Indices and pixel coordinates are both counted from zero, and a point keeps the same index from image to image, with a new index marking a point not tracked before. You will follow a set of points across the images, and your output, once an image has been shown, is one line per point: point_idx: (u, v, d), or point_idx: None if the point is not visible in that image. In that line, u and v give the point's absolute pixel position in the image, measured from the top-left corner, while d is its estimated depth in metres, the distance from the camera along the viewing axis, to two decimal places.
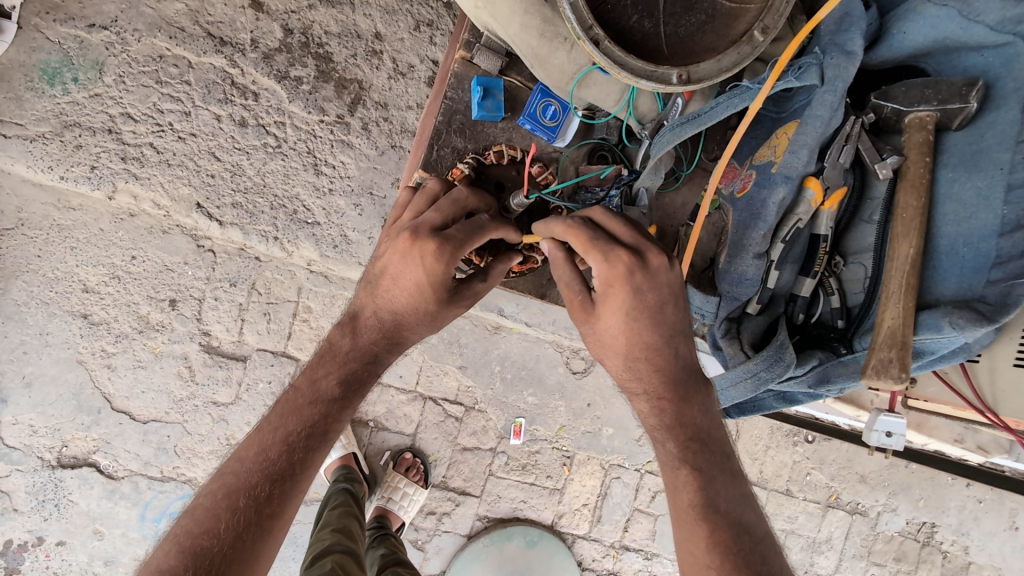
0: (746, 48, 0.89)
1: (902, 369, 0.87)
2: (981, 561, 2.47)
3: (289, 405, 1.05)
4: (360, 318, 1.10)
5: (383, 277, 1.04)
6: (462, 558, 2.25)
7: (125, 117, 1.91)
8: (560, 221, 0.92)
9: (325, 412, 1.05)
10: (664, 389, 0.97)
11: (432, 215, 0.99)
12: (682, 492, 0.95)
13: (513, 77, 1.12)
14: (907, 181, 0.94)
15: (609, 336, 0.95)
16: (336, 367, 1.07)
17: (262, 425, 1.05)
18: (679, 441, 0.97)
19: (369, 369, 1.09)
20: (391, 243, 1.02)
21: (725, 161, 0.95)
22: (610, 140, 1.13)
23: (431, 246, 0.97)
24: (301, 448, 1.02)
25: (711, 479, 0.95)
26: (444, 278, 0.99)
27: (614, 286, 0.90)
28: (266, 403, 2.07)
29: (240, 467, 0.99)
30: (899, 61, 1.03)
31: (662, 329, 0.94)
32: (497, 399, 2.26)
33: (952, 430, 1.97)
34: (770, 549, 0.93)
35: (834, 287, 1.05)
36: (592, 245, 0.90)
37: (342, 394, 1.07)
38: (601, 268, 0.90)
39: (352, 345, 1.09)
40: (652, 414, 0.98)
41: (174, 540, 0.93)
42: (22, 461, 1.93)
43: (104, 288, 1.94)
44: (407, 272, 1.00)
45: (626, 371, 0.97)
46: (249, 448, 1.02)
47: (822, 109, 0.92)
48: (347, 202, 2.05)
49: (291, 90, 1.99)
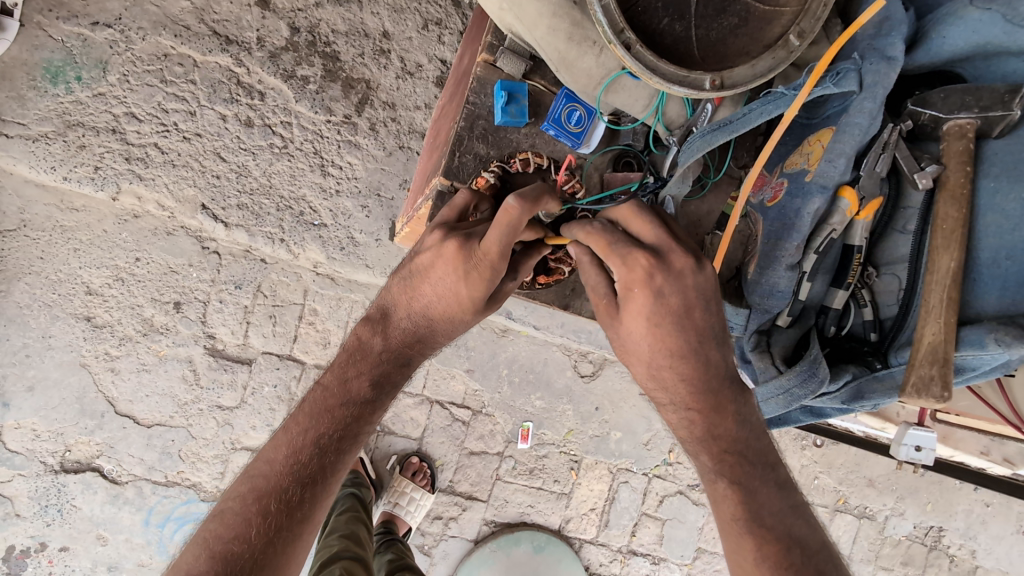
0: (782, 53, 0.86)
1: (944, 388, 0.84)
2: (988, 565, 2.44)
3: (319, 406, 1.02)
4: (392, 316, 1.06)
5: (420, 280, 1.01)
6: (469, 564, 2.22)
7: (129, 117, 1.88)
8: (579, 228, 0.92)
9: (357, 414, 1.03)
10: (692, 398, 0.94)
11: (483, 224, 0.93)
12: (723, 506, 0.92)
13: (537, 82, 1.09)
14: (947, 190, 0.90)
15: (633, 342, 0.93)
16: (368, 367, 1.05)
17: (290, 425, 1.01)
18: (712, 454, 0.94)
19: (400, 371, 1.08)
20: (432, 250, 0.97)
21: (757, 170, 0.92)
22: (636, 146, 1.09)
23: (473, 260, 0.92)
24: (333, 451, 1.00)
25: (753, 492, 0.92)
26: (487, 293, 0.96)
27: (634, 290, 0.88)
28: (272, 407, 2.04)
29: (270, 470, 0.96)
30: (935, 66, 1.00)
31: (689, 334, 0.90)
32: (506, 403, 2.23)
33: (979, 443, 2.07)
34: (828, 561, 0.88)
35: (867, 299, 1.02)
36: (612, 249, 0.89)
37: (374, 396, 1.05)
38: (619, 272, 0.89)
39: (382, 345, 1.06)
40: (682, 425, 0.97)
41: (202, 546, 0.90)
42: (24, 466, 1.90)
43: (108, 291, 1.91)
44: (447, 281, 0.97)
45: (651, 379, 0.95)
46: (278, 449, 0.98)
47: (860, 117, 0.89)
48: (354, 204, 2.02)
49: (298, 89, 1.96)
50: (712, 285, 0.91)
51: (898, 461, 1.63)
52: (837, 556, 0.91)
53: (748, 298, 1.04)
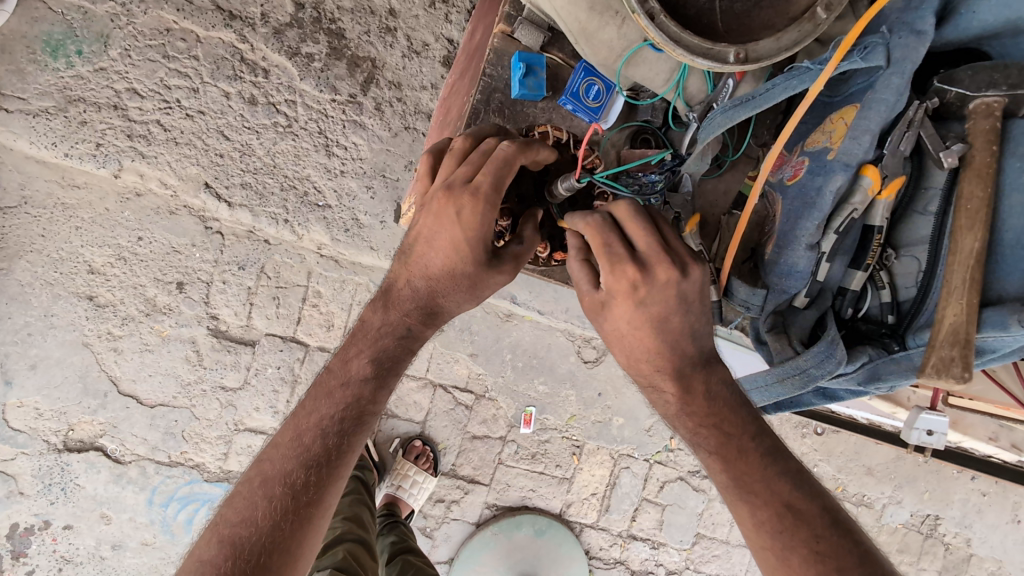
0: (808, 26, 0.82)
1: (965, 368, 0.82)
2: (982, 553, 2.47)
3: (322, 388, 1.00)
4: (395, 292, 1.02)
5: (416, 243, 0.97)
6: (471, 546, 2.23)
7: (131, 93, 1.84)
8: (579, 219, 0.89)
9: (359, 394, 0.99)
10: (667, 381, 0.93)
11: (461, 167, 0.91)
12: (714, 475, 0.92)
13: (555, 54, 1.07)
14: (973, 170, 0.89)
15: (614, 337, 0.92)
16: (368, 346, 1.02)
17: (297, 411, 1.00)
18: (689, 427, 0.93)
19: (403, 345, 1.03)
20: (423, 206, 0.94)
21: (778, 147, 0.91)
22: (655, 122, 1.07)
23: (464, 197, 0.88)
24: (336, 434, 0.97)
25: (735, 461, 0.90)
26: (484, 233, 0.90)
27: (618, 298, 0.88)
28: (275, 389, 2.04)
29: (275, 455, 0.96)
30: (962, 43, 0.98)
31: (668, 337, 0.90)
32: (509, 387, 2.23)
33: (989, 430, 2.14)
34: (825, 526, 0.85)
35: (885, 281, 1.00)
36: (604, 249, 0.87)
37: (374, 373, 1.01)
38: (606, 277, 0.87)
39: (384, 321, 1.02)
40: (660, 404, 0.95)
41: (215, 529, 0.92)
42: (27, 445, 1.89)
43: (110, 270, 1.89)
44: (441, 231, 0.92)
45: (628, 367, 0.95)
46: (284, 435, 0.97)
47: (887, 93, 0.88)
48: (359, 185, 2.01)
49: (302, 67, 1.93)
50: (697, 290, 0.89)
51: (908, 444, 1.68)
52: (844, 521, 0.87)
53: (764, 279, 1.03)
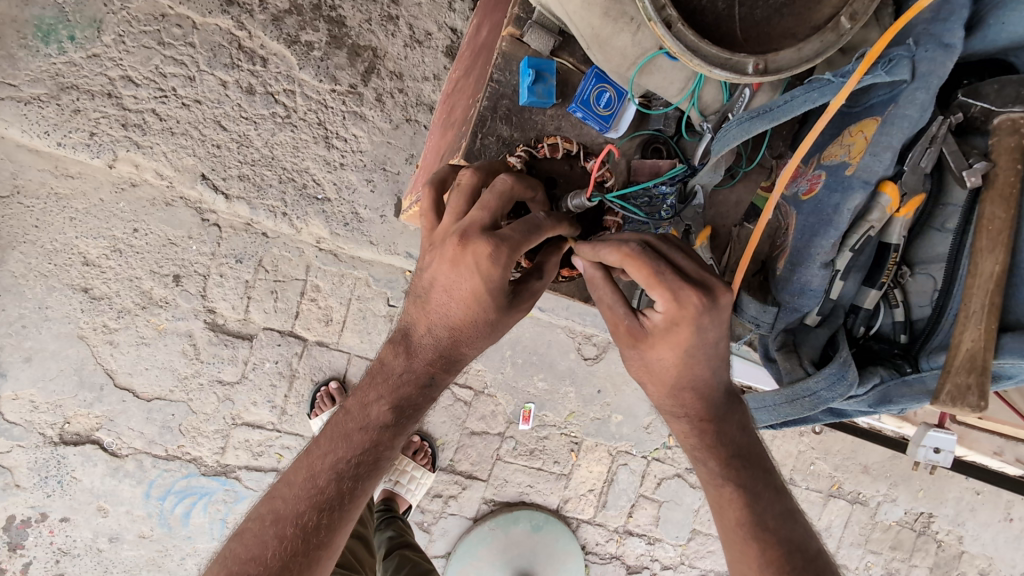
0: (831, 36, 0.79)
1: (981, 396, 0.83)
2: (974, 551, 2.48)
3: (338, 429, 0.95)
4: (412, 335, 0.97)
5: (431, 290, 0.91)
6: (468, 541, 2.23)
7: (125, 81, 1.80)
8: (614, 251, 0.82)
9: (377, 440, 0.95)
10: (705, 409, 0.92)
11: (477, 212, 0.85)
12: (728, 512, 0.91)
13: (565, 59, 1.04)
14: (995, 190, 0.87)
15: (659, 370, 0.89)
16: (389, 391, 0.96)
17: (311, 448, 0.95)
18: (720, 460, 0.93)
19: (424, 395, 0.98)
20: (436, 252, 0.88)
21: (796, 160, 0.91)
22: (667, 131, 1.04)
23: (485, 250, 0.83)
24: (351, 477, 0.92)
25: (757, 496, 0.92)
26: (504, 280, 0.86)
27: (681, 324, 0.83)
28: (273, 383, 2.02)
29: (287, 492, 0.91)
30: (989, 53, 0.95)
31: (714, 362, 0.89)
32: (508, 383, 2.21)
33: (993, 443, 2.12)
34: (824, 566, 0.88)
35: (899, 300, 1.02)
36: (657, 279, 0.81)
37: (394, 420, 0.96)
38: (670, 306, 0.81)
39: (406, 366, 0.96)
40: (692, 435, 0.94)
41: (222, 564, 0.88)
42: (23, 438, 1.88)
43: (105, 262, 1.86)
44: (460, 280, 0.87)
45: (669, 398, 0.92)
46: (297, 472, 0.93)
47: (911, 108, 0.85)
48: (359, 177, 1.97)
49: (302, 56, 1.89)
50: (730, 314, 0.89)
51: (917, 461, 1.93)
52: (831, 564, 0.90)
53: (777, 296, 1.03)
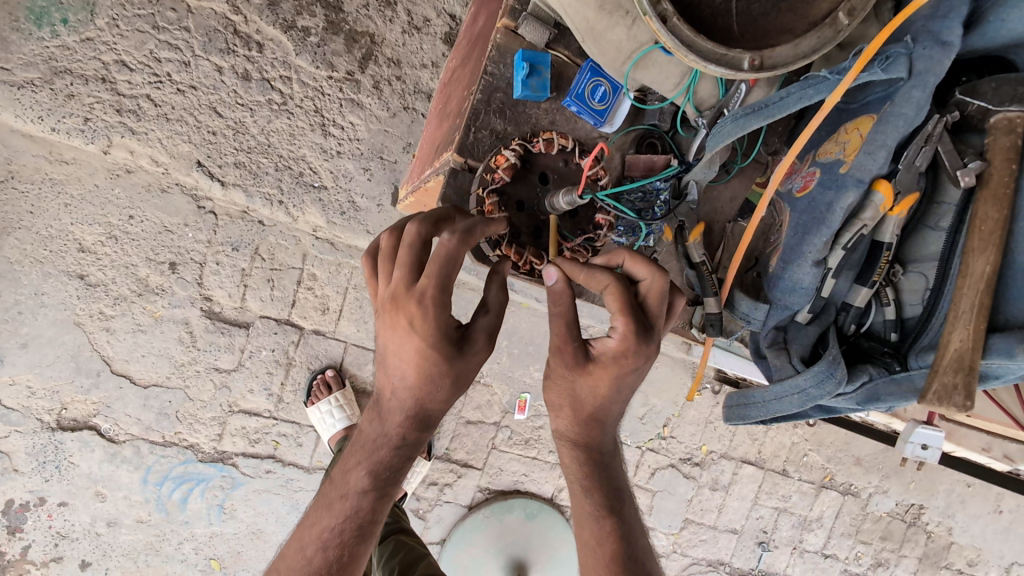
0: (828, 32, 0.78)
1: (967, 397, 0.84)
2: (962, 542, 2.51)
3: (325, 500, 0.95)
4: (383, 400, 0.92)
5: (384, 360, 0.89)
6: (463, 528, 2.26)
7: (119, 65, 1.78)
8: (608, 274, 0.85)
9: (358, 508, 0.92)
10: (594, 445, 0.94)
11: (397, 274, 0.84)
12: (605, 544, 0.90)
13: (560, 52, 1.03)
14: (989, 190, 0.87)
15: (584, 399, 0.91)
16: (365, 457, 0.93)
17: (305, 522, 0.96)
18: (601, 492, 0.93)
19: (400, 454, 0.93)
20: (378, 320, 0.87)
21: (790, 157, 0.92)
22: (662, 126, 1.05)
23: (414, 310, 0.82)
24: (335, 545, 0.91)
25: (629, 531, 0.93)
26: (440, 329, 0.83)
27: (625, 357, 0.87)
28: (270, 371, 2.03)
29: (286, 563, 0.92)
30: (988, 50, 0.94)
31: (623, 397, 0.93)
32: (504, 373, 2.22)
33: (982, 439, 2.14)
34: None
35: (891, 297, 1.03)
36: (627, 310, 0.85)
37: (372, 485, 0.92)
38: (626, 337, 0.85)
39: (379, 433, 0.92)
40: (579, 466, 0.94)
41: None
42: (21, 423, 1.89)
43: (101, 248, 1.85)
44: (402, 344, 0.85)
45: (574, 428, 0.94)
46: (293, 546, 0.94)
47: (907, 106, 0.85)
48: (356, 166, 1.96)
49: (298, 41, 1.87)
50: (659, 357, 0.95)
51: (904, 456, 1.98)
52: None
53: (768, 294, 1.05)
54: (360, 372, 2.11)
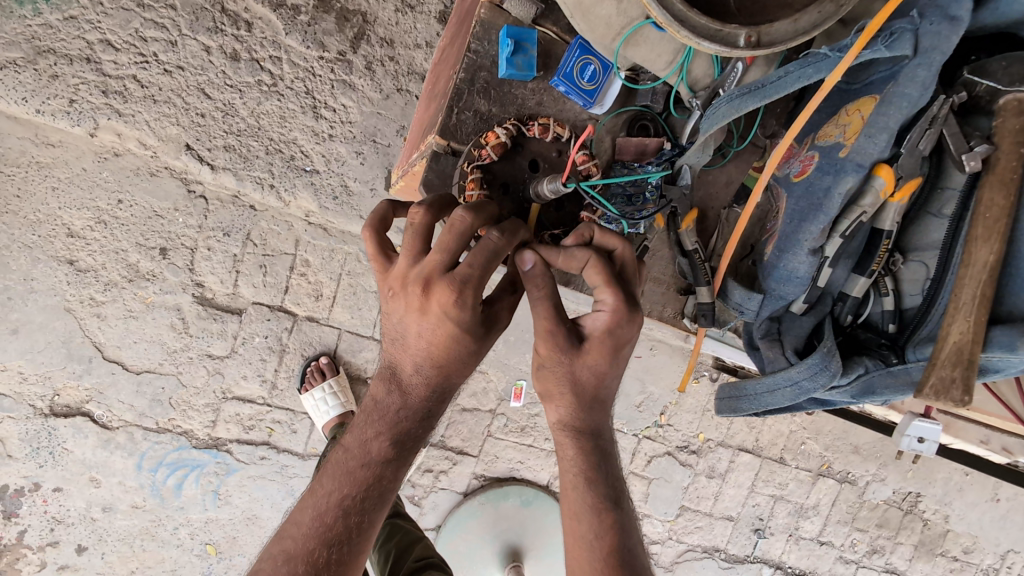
0: (830, 6, 0.73)
1: (965, 391, 0.82)
2: (960, 530, 2.50)
3: (339, 467, 0.90)
4: (401, 372, 0.89)
5: (404, 341, 0.86)
6: (458, 515, 2.25)
7: (104, 45, 1.73)
8: (585, 252, 0.84)
9: (379, 475, 0.89)
10: (590, 430, 0.90)
11: (433, 257, 0.79)
12: (604, 537, 0.86)
13: (548, 28, 1.00)
14: (995, 175, 0.84)
15: (583, 379, 0.87)
16: (387, 427, 0.89)
17: (315, 488, 0.90)
18: (600, 481, 0.89)
19: (424, 426, 0.92)
20: (400, 300, 0.83)
21: (788, 140, 0.88)
22: (655, 107, 1.01)
23: (450, 298, 0.79)
24: (357, 512, 0.87)
25: (627, 522, 0.89)
26: (475, 315, 0.81)
27: (616, 331, 0.86)
28: (263, 357, 2.01)
29: (297, 532, 0.87)
30: (998, 27, 0.90)
31: (615, 375, 0.90)
32: (499, 360, 2.21)
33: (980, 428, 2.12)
34: None
35: (890, 288, 1.00)
36: (612, 281, 0.85)
37: (396, 454, 0.90)
38: (615, 310, 0.85)
39: (402, 404, 0.89)
40: (575, 455, 0.89)
41: None
42: (14, 409, 1.88)
43: (90, 233, 1.83)
44: (428, 326, 0.82)
45: (570, 414, 0.89)
46: (305, 511, 0.88)
47: (912, 87, 0.82)
48: (349, 150, 1.92)
49: (288, 20, 1.82)
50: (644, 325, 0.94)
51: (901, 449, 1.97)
52: None
53: (762, 283, 1.02)
54: (354, 359, 2.09)
